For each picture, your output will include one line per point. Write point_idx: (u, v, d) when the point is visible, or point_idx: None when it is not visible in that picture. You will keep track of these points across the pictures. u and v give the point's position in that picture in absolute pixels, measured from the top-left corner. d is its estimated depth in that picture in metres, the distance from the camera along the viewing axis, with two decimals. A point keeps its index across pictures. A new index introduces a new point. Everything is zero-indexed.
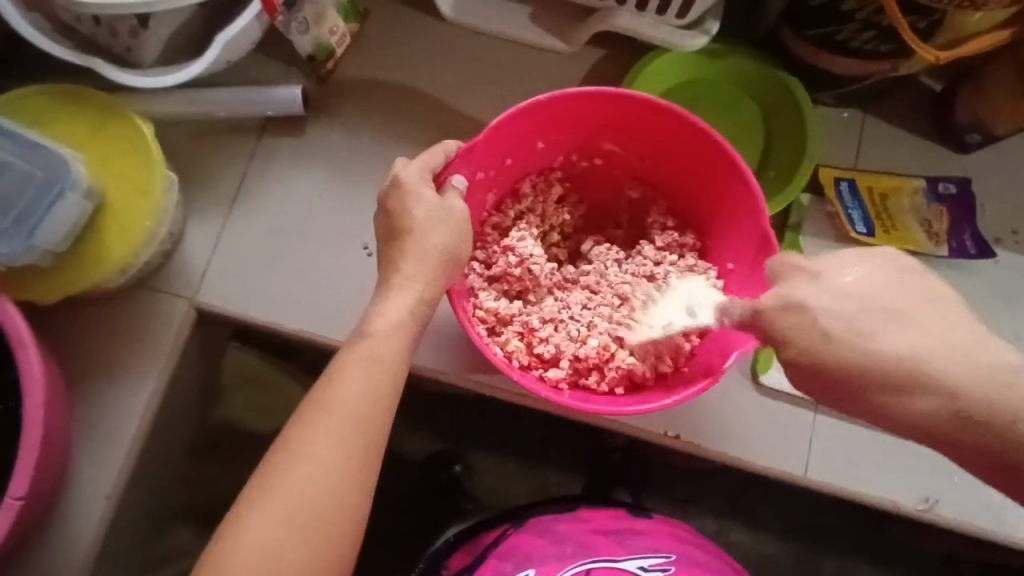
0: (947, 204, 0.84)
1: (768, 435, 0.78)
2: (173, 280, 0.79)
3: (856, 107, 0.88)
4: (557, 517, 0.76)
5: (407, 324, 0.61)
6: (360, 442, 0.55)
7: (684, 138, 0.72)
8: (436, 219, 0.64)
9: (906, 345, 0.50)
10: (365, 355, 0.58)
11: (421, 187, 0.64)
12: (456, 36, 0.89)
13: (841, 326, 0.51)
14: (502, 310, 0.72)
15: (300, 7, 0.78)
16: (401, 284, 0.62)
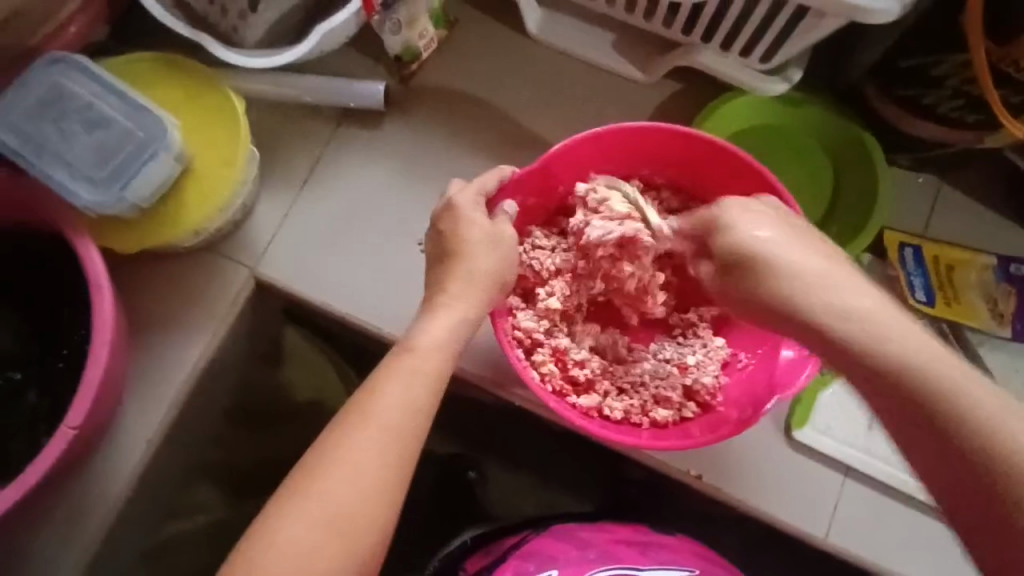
0: (1017, 284, 0.81)
1: (794, 490, 0.77)
2: (239, 249, 0.84)
3: (933, 172, 0.86)
4: (581, 527, 0.80)
5: (445, 342, 0.64)
6: (397, 456, 0.58)
7: (739, 178, 0.73)
8: (487, 243, 0.68)
9: (787, 255, 0.62)
10: (403, 369, 0.62)
11: (473, 212, 0.68)
12: (537, 55, 0.91)
13: (747, 234, 0.64)
14: (536, 329, 0.74)
15: (396, 8, 0.82)
16: (447, 304, 0.65)
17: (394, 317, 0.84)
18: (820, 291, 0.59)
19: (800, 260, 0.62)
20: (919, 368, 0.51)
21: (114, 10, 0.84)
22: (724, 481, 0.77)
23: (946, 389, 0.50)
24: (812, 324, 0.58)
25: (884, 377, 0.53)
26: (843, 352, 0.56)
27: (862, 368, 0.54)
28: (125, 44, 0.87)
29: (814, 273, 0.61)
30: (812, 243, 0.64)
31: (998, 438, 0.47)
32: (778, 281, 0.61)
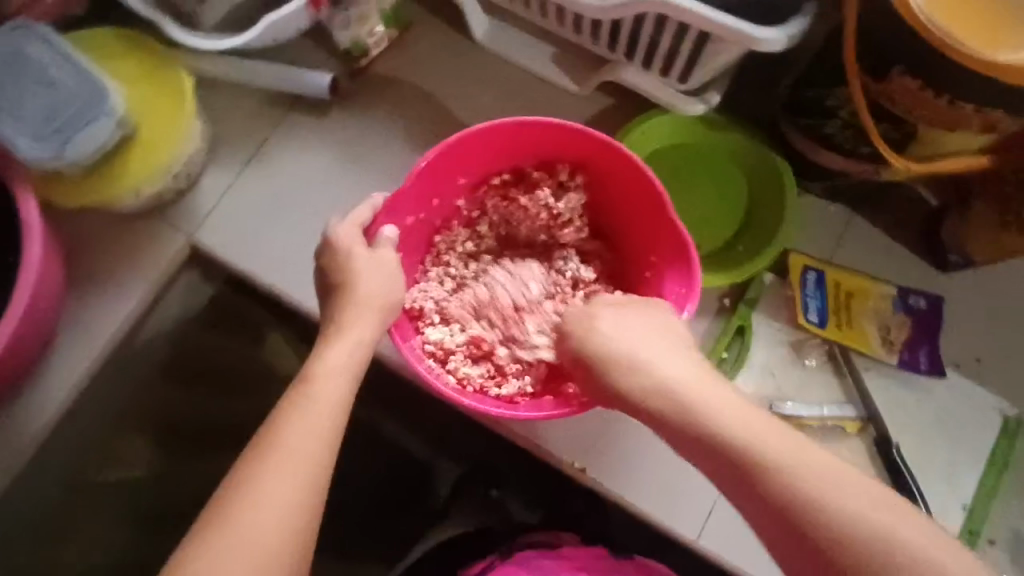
0: (913, 315, 0.84)
1: (670, 491, 0.80)
2: (180, 217, 0.90)
3: (845, 203, 0.89)
4: (540, 555, 0.82)
5: (346, 371, 0.67)
6: (303, 483, 0.61)
7: (600, 155, 0.80)
8: (375, 269, 0.72)
9: (644, 353, 0.67)
10: (307, 401, 0.64)
11: (352, 245, 0.72)
12: (483, 61, 0.97)
13: (612, 346, 0.69)
14: (445, 337, 0.80)
15: (345, 7, 0.88)
16: (339, 335, 0.69)
17: None
18: (679, 391, 0.64)
19: (736, 417, 0.61)
20: (767, 456, 0.58)
21: None
22: (603, 475, 0.80)
23: (785, 472, 0.57)
24: (684, 436, 0.63)
25: (741, 472, 0.59)
26: (695, 444, 0.62)
27: (722, 463, 0.60)
28: (100, 18, 0.93)
29: (681, 373, 0.65)
30: (674, 340, 0.68)
31: (828, 518, 0.55)
32: (637, 381, 0.66)
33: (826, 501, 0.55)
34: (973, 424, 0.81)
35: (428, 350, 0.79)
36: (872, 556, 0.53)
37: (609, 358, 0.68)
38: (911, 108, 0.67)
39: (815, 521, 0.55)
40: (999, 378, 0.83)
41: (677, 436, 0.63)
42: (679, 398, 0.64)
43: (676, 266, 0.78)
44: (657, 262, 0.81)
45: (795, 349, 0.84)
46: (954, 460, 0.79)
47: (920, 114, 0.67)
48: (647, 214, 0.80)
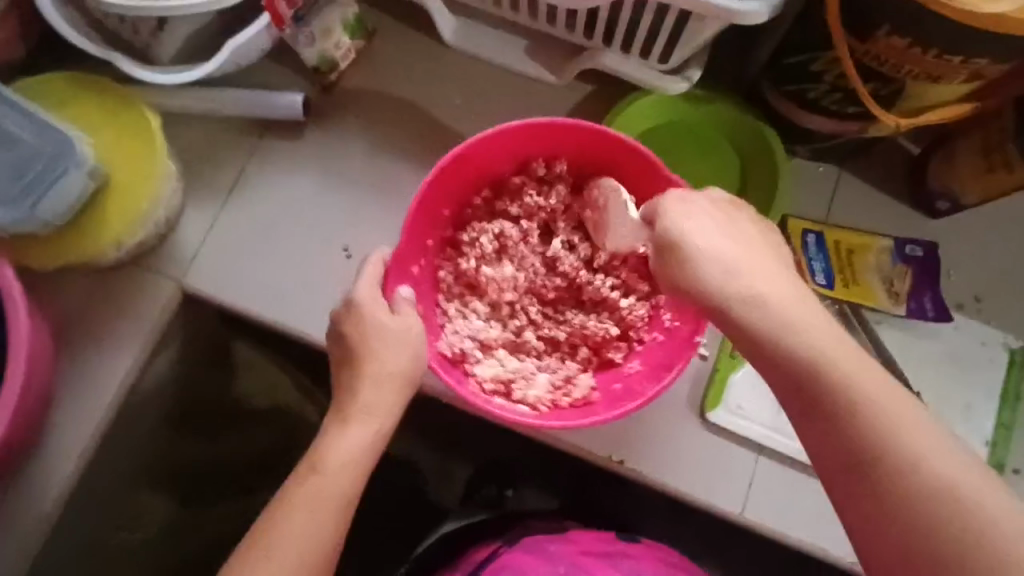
0: (912, 264, 0.86)
1: (708, 468, 0.81)
2: (165, 262, 0.86)
3: (833, 162, 0.90)
4: (551, 538, 0.83)
5: (358, 460, 0.66)
6: (322, 544, 0.62)
7: (580, 136, 0.78)
8: (393, 339, 0.70)
9: (737, 258, 0.64)
10: (314, 488, 0.64)
11: (375, 308, 0.71)
12: (455, 62, 0.94)
13: (703, 246, 0.64)
14: (497, 370, 0.77)
15: (308, 22, 0.84)
16: (358, 420, 0.68)
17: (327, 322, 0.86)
18: (772, 302, 0.61)
19: (780, 299, 0.62)
20: (868, 401, 0.56)
21: (30, 33, 0.85)
22: (642, 464, 0.80)
23: (882, 426, 0.55)
24: (779, 348, 0.60)
25: (827, 406, 0.57)
26: (787, 362, 0.59)
27: (812, 393, 0.58)
28: (45, 63, 0.88)
29: (771, 289, 0.62)
30: (761, 259, 0.65)
31: (906, 481, 0.53)
32: (728, 286, 0.63)
33: (911, 466, 0.54)
34: (980, 361, 0.84)
35: (488, 388, 0.77)
36: (880, 454, 0.55)
37: (696, 262, 0.64)
38: (899, 65, 0.68)
39: (839, 409, 0.57)
40: (1000, 312, 0.85)
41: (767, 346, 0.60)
42: (758, 306, 0.61)
43: None
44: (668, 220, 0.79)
45: None
46: (967, 398, 0.82)
47: (908, 70, 0.68)
48: (642, 179, 0.79)
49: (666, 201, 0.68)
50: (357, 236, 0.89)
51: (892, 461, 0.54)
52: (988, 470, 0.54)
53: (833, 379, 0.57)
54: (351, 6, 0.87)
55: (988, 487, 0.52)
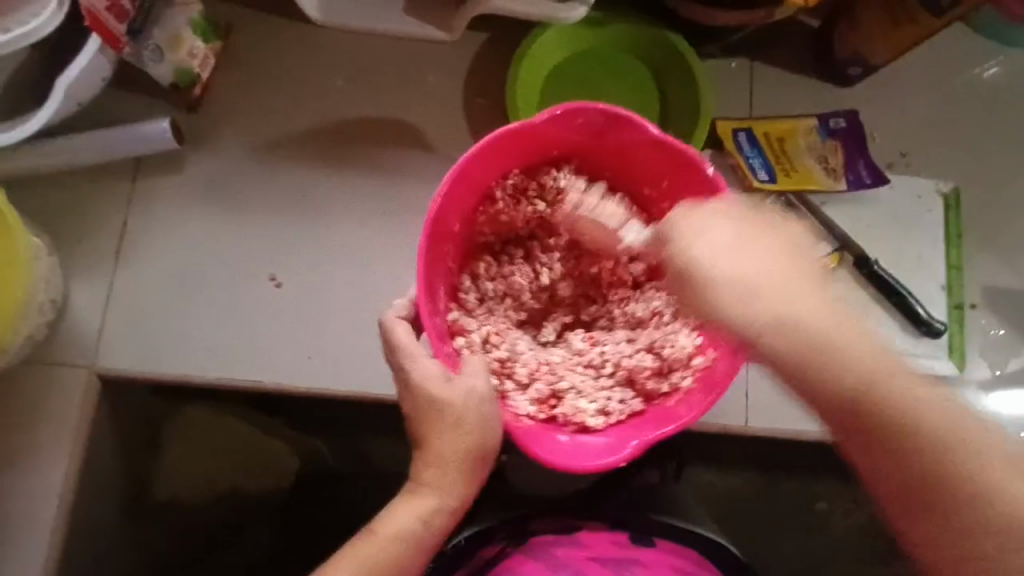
0: (839, 137, 0.87)
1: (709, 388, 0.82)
2: (67, 350, 0.75)
3: (744, 55, 0.89)
4: (557, 542, 0.83)
5: (413, 535, 0.64)
6: None
7: (478, 175, 0.71)
8: (459, 407, 0.64)
9: (780, 303, 0.53)
10: (363, 554, 0.63)
11: (441, 420, 0.64)
12: (333, 40, 0.84)
13: (738, 281, 0.55)
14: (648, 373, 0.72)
15: (149, 34, 0.73)
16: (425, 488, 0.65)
17: (276, 363, 0.77)
18: (816, 335, 0.52)
19: (811, 311, 0.53)
20: (954, 438, 0.50)
21: None
22: None
23: (955, 454, 0.50)
24: (825, 390, 0.52)
25: (900, 445, 0.51)
26: (848, 415, 0.52)
27: (867, 425, 0.52)
28: None
29: (829, 320, 0.53)
30: (811, 278, 0.55)
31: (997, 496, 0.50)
32: (763, 320, 0.53)
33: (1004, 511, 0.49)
34: (921, 215, 0.86)
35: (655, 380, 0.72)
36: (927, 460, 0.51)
37: (730, 303, 0.55)
38: None
39: (865, 412, 0.52)
40: (927, 163, 0.88)
41: (804, 390, 0.53)
42: (803, 328, 0.52)
43: (597, 129, 0.71)
44: (571, 144, 0.74)
45: None
46: (917, 252, 0.85)
47: None
48: (545, 147, 0.74)
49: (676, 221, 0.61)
50: (282, 259, 0.79)
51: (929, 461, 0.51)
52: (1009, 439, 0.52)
53: (897, 415, 0.51)
54: (194, 4, 0.75)
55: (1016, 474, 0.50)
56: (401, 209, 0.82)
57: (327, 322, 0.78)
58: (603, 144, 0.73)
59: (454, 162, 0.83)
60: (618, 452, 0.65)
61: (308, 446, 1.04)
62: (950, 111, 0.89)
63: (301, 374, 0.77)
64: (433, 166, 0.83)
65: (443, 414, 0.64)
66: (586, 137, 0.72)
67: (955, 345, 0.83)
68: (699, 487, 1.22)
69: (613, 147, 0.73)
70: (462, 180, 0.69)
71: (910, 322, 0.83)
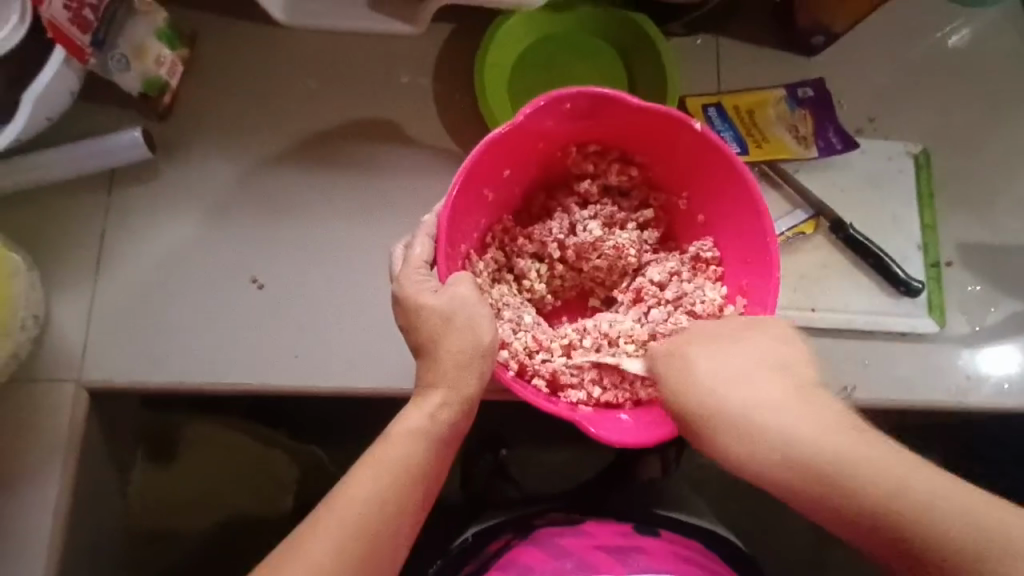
0: (807, 106, 0.88)
1: None
2: (52, 366, 0.75)
3: (708, 32, 0.90)
4: (561, 532, 0.83)
5: (425, 434, 0.60)
6: (385, 535, 0.57)
7: (475, 184, 0.69)
8: (462, 316, 0.62)
9: (751, 403, 0.62)
10: (380, 461, 0.59)
11: (448, 357, 0.62)
12: (298, 43, 0.84)
13: (710, 379, 0.64)
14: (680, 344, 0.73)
15: (114, 43, 0.73)
16: (435, 380, 0.62)
17: (263, 367, 0.77)
18: (801, 450, 0.59)
19: (810, 427, 0.60)
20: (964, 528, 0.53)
21: None
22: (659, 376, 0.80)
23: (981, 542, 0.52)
24: (821, 493, 0.58)
25: (901, 546, 0.55)
26: (861, 520, 0.56)
27: (891, 542, 0.55)
28: None
29: (806, 424, 0.60)
30: (783, 384, 0.63)
31: None
32: (751, 441, 0.61)
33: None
34: (893, 177, 0.87)
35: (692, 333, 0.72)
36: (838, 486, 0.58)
37: (702, 404, 0.64)
38: None
39: (869, 525, 0.56)
40: (896, 126, 0.90)
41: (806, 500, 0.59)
42: (796, 440, 0.59)
43: (581, 112, 0.70)
44: (554, 134, 0.73)
45: None
46: (893, 213, 0.86)
47: None
48: (536, 142, 0.72)
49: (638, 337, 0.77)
50: (261, 260, 0.79)
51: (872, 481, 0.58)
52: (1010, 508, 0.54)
53: (904, 513, 0.54)
54: (159, 12, 0.75)
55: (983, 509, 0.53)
56: (378, 205, 0.82)
57: (312, 318, 0.79)
58: (594, 125, 0.72)
59: (427, 153, 0.84)
60: (681, 415, 0.65)
61: (309, 458, 1.03)
62: (914, 73, 0.91)
63: (290, 373, 0.77)
64: (406, 160, 0.83)
65: (446, 337, 0.62)
66: (578, 123, 0.72)
67: (934, 301, 0.84)
68: (701, 470, 1.22)
69: (605, 126, 0.72)
70: (465, 189, 0.67)
71: (889, 283, 0.84)
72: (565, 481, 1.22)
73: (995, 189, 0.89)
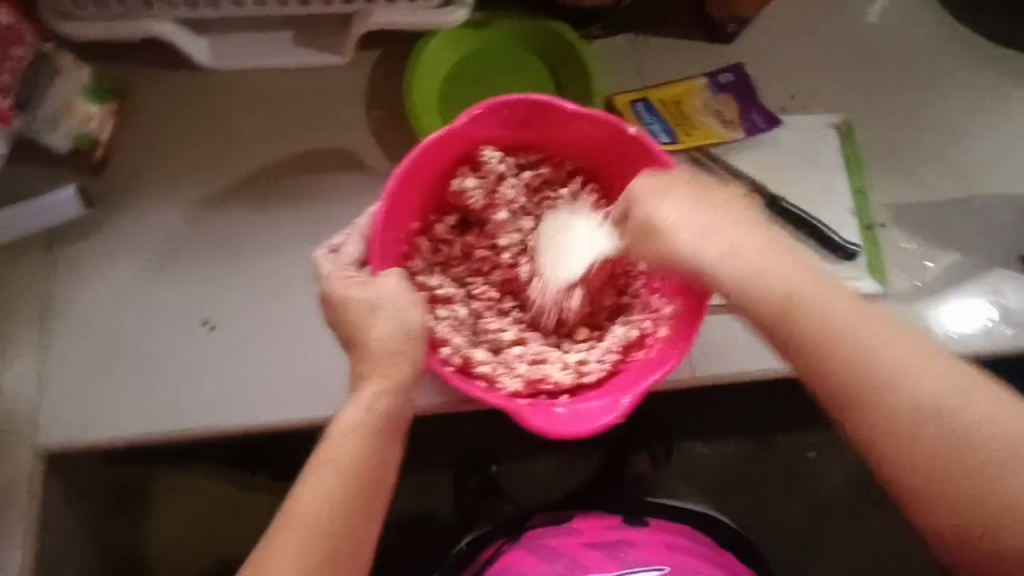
0: (730, 91, 0.91)
1: None
2: (7, 430, 0.74)
3: (627, 30, 0.93)
4: (550, 532, 0.84)
5: (365, 428, 0.60)
6: (341, 536, 0.57)
7: (410, 184, 0.70)
8: (386, 307, 0.63)
9: (726, 248, 0.63)
10: (325, 463, 0.58)
11: (378, 348, 0.62)
12: (229, 84, 0.85)
13: (683, 221, 0.65)
14: (616, 341, 0.74)
15: (41, 104, 0.76)
16: (368, 372, 0.62)
17: (218, 407, 0.76)
18: (766, 283, 0.61)
19: (774, 269, 0.62)
20: (897, 379, 0.56)
21: None
22: None
23: (907, 385, 0.56)
24: (774, 312, 0.61)
25: (823, 378, 0.59)
26: (790, 343, 0.60)
27: (817, 372, 0.59)
28: None
29: (771, 269, 0.62)
30: (761, 238, 0.64)
31: (942, 448, 0.55)
32: (716, 266, 0.63)
33: (953, 432, 0.55)
34: (820, 147, 0.90)
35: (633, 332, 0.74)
36: (802, 328, 0.60)
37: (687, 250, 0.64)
38: None
39: (813, 355, 0.59)
40: (816, 100, 0.93)
41: (754, 316, 0.62)
42: (745, 273, 0.62)
43: (520, 114, 0.71)
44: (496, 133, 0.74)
45: None
46: (823, 182, 0.89)
47: None
48: (477, 148, 0.75)
49: (636, 189, 0.67)
50: (212, 302, 0.79)
51: (885, 419, 0.56)
52: (960, 377, 0.56)
53: (845, 350, 0.58)
54: (83, 70, 0.78)
55: (972, 406, 0.55)
56: (323, 233, 0.83)
57: (265, 353, 0.78)
58: (535, 131, 0.75)
59: (366, 177, 0.85)
60: (618, 404, 0.65)
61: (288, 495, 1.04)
62: (827, 48, 0.95)
63: (244, 410, 0.77)
64: (348, 186, 0.84)
65: (374, 326, 0.63)
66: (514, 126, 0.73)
67: (872, 262, 0.87)
68: (684, 460, 1.23)
69: (543, 131, 0.74)
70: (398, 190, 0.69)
71: (829, 250, 0.86)
72: (553, 490, 1.21)
73: (920, 149, 0.93)
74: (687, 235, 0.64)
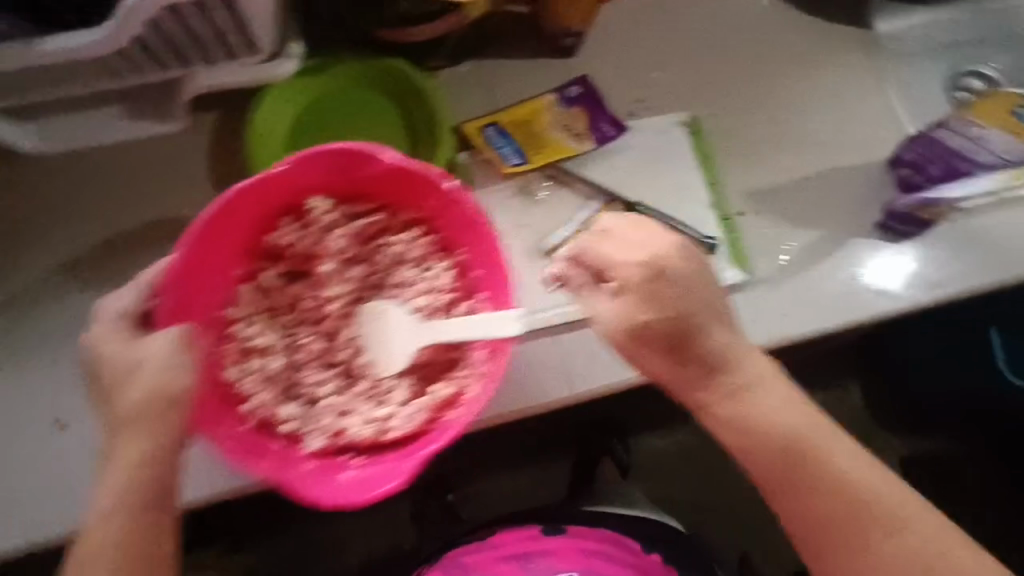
0: (578, 103, 0.92)
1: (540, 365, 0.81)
2: None
3: (470, 57, 0.93)
4: (468, 550, 0.88)
5: (127, 505, 0.58)
6: None
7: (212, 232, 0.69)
8: (144, 370, 0.60)
9: (726, 340, 0.67)
10: (88, 549, 0.57)
11: (139, 412, 0.59)
12: (63, 170, 0.83)
13: (651, 263, 0.68)
14: (433, 400, 0.72)
15: None
16: (128, 441, 0.59)
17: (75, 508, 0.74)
18: (757, 400, 0.66)
19: (781, 399, 0.67)
20: (855, 493, 0.64)
21: None
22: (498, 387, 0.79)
23: (861, 489, 0.64)
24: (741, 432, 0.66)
25: (783, 490, 0.65)
26: (759, 465, 0.66)
27: (789, 487, 0.65)
28: None
29: (747, 362, 0.67)
30: (770, 368, 0.68)
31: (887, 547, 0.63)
32: (744, 375, 0.67)
33: (892, 549, 0.63)
34: (670, 147, 0.92)
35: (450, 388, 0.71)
36: (784, 445, 0.65)
37: (675, 360, 0.67)
38: None
39: (776, 478, 0.65)
40: (663, 100, 0.95)
41: (742, 435, 0.66)
42: (770, 408, 0.66)
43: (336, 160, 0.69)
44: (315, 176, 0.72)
45: (522, 190, 0.89)
46: (677, 180, 0.90)
47: None
48: (297, 194, 0.74)
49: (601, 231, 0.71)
50: (67, 403, 0.77)
51: (832, 531, 0.64)
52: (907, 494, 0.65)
53: (811, 472, 0.65)
54: None
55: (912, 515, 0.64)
56: None
57: None
58: (356, 177, 0.73)
59: None
60: (398, 474, 0.64)
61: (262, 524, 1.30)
62: (668, 47, 0.97)
63: None
64: None
65: (131, 391, 0.60)
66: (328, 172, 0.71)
67: (732, 253, 0.88)
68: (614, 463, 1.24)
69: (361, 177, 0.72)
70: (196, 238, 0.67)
71: (690, 246, 0.87)
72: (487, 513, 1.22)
73: (769, 133, 0.95)
74: (683, 306, 0.67)
